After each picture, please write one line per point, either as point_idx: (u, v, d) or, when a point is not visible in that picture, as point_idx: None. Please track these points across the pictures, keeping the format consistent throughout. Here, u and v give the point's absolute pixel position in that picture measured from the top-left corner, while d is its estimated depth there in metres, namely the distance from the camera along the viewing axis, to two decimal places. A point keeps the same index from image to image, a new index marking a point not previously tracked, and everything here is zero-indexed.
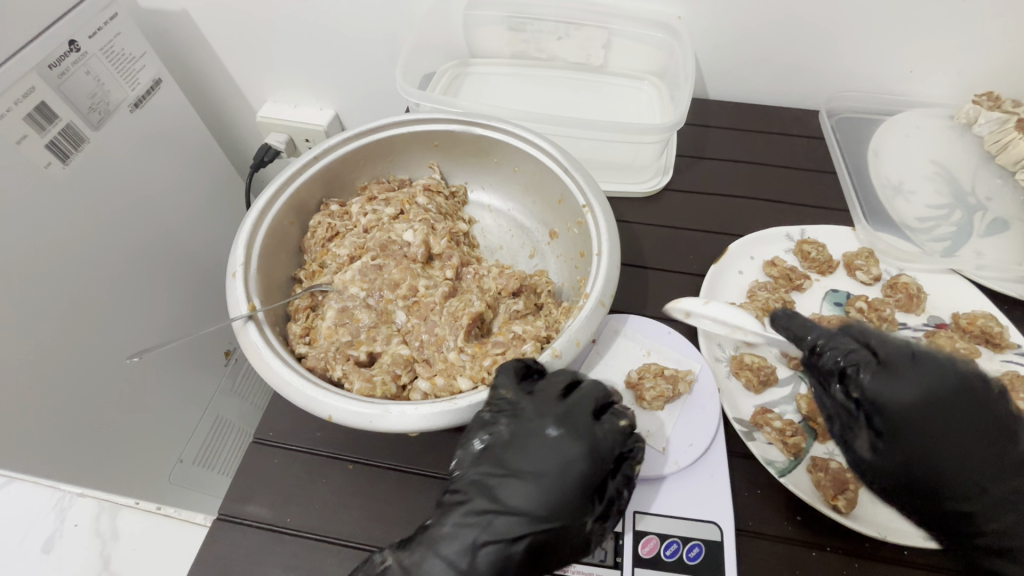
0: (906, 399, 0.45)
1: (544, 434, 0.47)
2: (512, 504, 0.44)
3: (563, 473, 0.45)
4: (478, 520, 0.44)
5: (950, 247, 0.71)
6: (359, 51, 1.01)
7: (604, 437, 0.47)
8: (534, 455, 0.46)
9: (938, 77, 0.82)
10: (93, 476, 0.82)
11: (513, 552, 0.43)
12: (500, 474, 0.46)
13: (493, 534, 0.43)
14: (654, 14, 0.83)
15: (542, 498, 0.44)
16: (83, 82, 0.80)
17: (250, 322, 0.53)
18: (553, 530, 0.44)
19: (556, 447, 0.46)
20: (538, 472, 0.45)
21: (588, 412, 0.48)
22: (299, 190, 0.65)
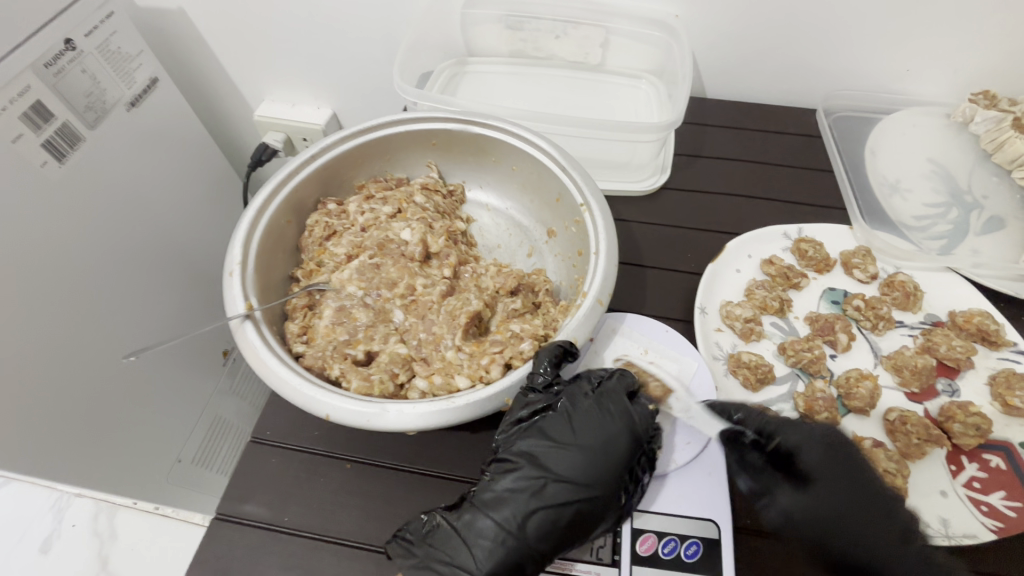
0: (813, 462, 0.49)
1: (591, 410, 0.48)
2: (561, 472, 0.45)
3: (608, 446, 0.46)
4: (527, 487, 0.45)
5: (946, 246, 0.71)
6: (356, 50, 1.01)
7: (641, 416, 0.49)
8: (582, 429, 0.47)
9: (935, 76, 0.82)
10: (90, 476, 0.82)
11: (562, 518, 0.44)
12: (548, 445, 0.47)
13: (541, 501, 0.45)
14: (651, 13, 0.83)
15: (590, 469, 0.46)
16: (79, 81, 0.80)
17: (247, 321, 0.53)
18: (598, 499, 0.45)
19: (602, 422, 0.48)
20: (586, 444, 0.46)
21: (621, 392, 0.50)
22: (297, 189, 0.65)
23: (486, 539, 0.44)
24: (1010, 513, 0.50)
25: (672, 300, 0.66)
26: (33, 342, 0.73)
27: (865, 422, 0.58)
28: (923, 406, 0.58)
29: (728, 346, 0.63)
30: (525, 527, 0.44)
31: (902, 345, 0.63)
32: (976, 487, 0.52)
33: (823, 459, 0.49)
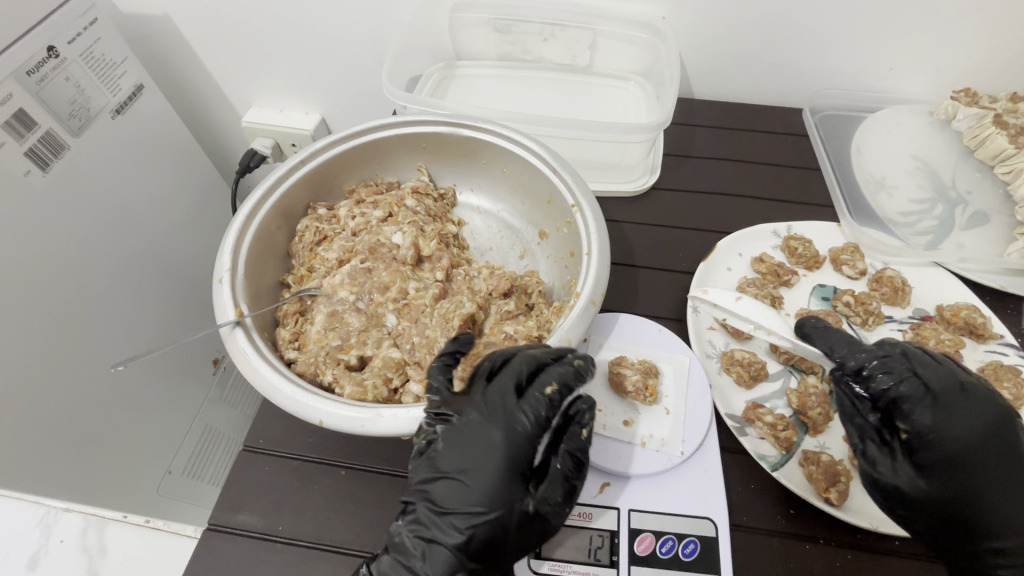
0: (961, 431, 0.47)
1: (472, 427, 0.47)
2: (449, 505, 0.44)
3: (486, 463, 0.45)
4: (424, 526, 0.45)
5: (932, 241, 0.72)
6: (344, 54, 1.01)
7: (528, 411, 0.46)
8: (464, 451, 0.46)
9: (918, 74, 0.84)
10: (75, 489, 0.80)
11: (465, 546, 0.43)
12: (435, 477, 0.46)
13: (440, 536, 0.44)
14: (638, 15, 0.84)
15: (479, 488, 0.44)
16: (62, 89, 0.79)
17: (238, 328, 0.52)
18: (495, 517, 0.44)
19: (479, 437, 0.46)
20: (466, 466, 0.45)
21: (499, 395, 0.47)
22: (286, 194, 0.64)
23: None
24: None
25: (665, 298, 0.67)
26: (17, 353, 0.72)
27: None
28: None
29: (721, 344, 0.63)
30: (432, 565, 0.43)
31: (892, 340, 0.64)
32: None
33: (974, 423, 0.48)
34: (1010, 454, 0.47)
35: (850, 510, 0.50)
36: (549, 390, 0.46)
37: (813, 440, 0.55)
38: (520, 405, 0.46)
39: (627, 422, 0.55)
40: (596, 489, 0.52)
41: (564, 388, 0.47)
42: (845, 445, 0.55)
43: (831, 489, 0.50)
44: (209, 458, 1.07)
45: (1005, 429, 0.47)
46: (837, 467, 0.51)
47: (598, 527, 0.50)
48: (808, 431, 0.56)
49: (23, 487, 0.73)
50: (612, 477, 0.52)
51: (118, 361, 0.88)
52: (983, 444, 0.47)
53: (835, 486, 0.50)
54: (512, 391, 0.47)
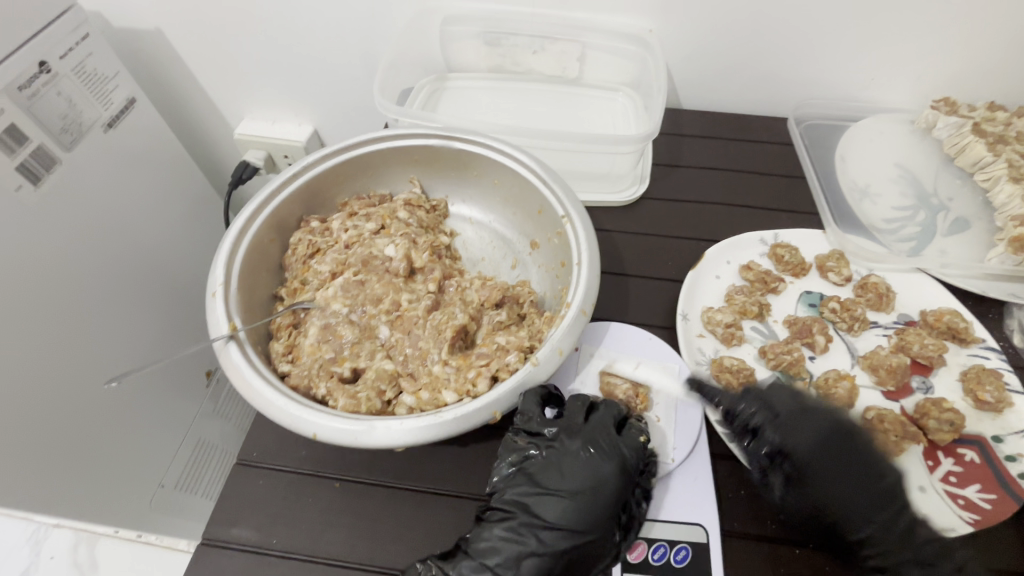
0: (806, 446, 0.51)
1: (581, 454, 0.49)
2: (552, 519, 0.46)
3: (595, 488, 0.47)
4: (521, 538, 0.46)
5: (915, 247, 0.74)
6: (336, 67, 1.02)
7: (632, 442, 0.51)
8: (572, 472, 0.48)
9: (899, 84, 0.86)
10: (66, 505, 0.79)
11: (555, 561, 0.45)
12: (534, 492, 0.48)
13: (534, 548, 0.45)
14: (625, 28, 0.85)
15: (585, 508, 0.46)
16: (54, 103, 0.79)
17: (231, 342, 0.53)
18: (590, 541, 0.46)
19: (597, 463, 0.49)
20: (576, 487, 0.47)
21: (608, 427, 0.52)
22: (279, 207, 0.65)
23: None
24: (986, 506, 0.52)
25: (656, 307, 0.67)
26: (10, 369, 0.72)
27: None
28: (899, 404, 0.60)
29: (711, 351, 0.64)
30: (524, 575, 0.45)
31: (877, 345, 0.65)
32: (953, 482, 0.54)
33: (812, 437, 0.51)
34: (860, 460, 0.50)
35: None
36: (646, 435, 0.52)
37: None
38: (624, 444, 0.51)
39: None
40: None
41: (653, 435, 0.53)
42: None
43: None
44: (202, 471, 1.07)
45: (844, 437, 0.51)
46: None
47: None
48: None
49: (15, 504, 0.72)
50: None
51: (112, 376, 0.88)
52: (821, 455, 0.50)
53: None
54: (613, 429, 0.52)
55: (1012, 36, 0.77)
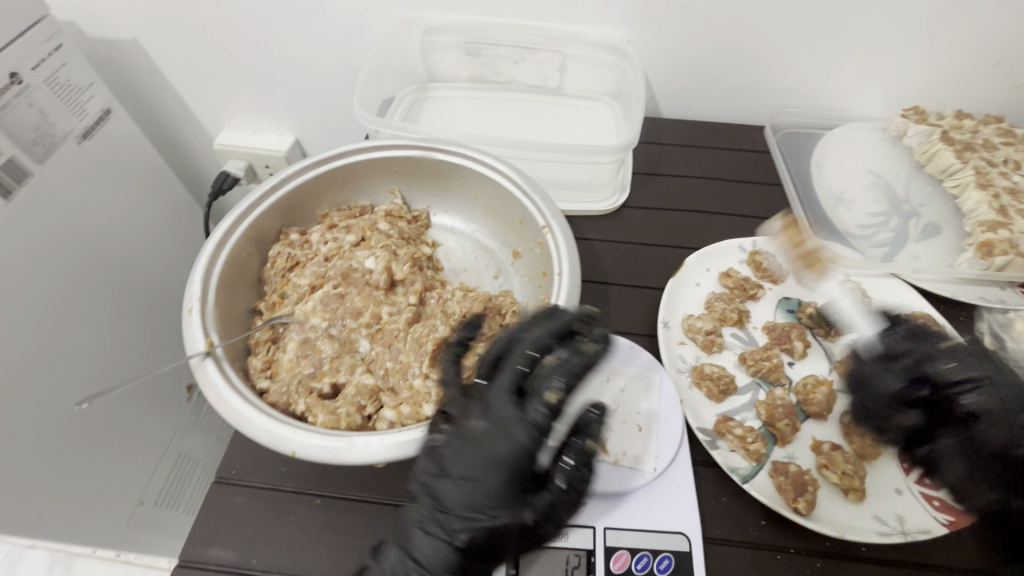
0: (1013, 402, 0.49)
1: (478, 430, 0.47)
2: (454, 502, 0.46)
3: (492, 468, 0.46)
4: (428, 521, 0.46)
5: (889, 252, 0.75)
6: (317, 76, 1.01)
7: (531, 418, 0.46)
8: (469, 456, 0.46)
9: (871, 93, 0.88)
10: (41, 526, 0.77)
11: (463, 543, 0.46)
12: (437, 475, 0.47)
13: (441, 531, 0.46)
14: (604, 38, 0.86)
15: (483, 491, 0.46)
16: (26, 115, 0.78)
17: (208, 358, 0.52)
18: (494, 520, 0.45)
19: (492, 443, 0.46)
20: (470, 471, 0.46)
21: (509, 396, 0.47)
22: (258, 220, 0.64)
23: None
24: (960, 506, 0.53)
25: (637, 315, 0.68)
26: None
27: (823, 426, 0.59)
28: None
29: (692, 359, 0.64)
30: (435, 560, 0.45)
31: (854, 350, 0.66)
32: (928, 483, 0.55)
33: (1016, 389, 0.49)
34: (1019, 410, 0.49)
35: (819, 517, 0.52)
36: (551, 397, 0.46)
37: (782, 451, 0.57)
38: (525, 413, 0.46)
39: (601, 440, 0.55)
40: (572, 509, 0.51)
41: (567, 393, 0.46)
42: (812, 454, 0.57)
43: (799, 499, 0.51)
44: (184, 487, 1.05)
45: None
46: (805, 477, 0.53)
47: (574, 546, 0.49)
48: (777, 441, 0.57)
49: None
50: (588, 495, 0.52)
51: (81, 399, 0.85)
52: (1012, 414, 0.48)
53: (803, 496, 0.52)
54: (515, 397, 0.47)
55: (975, 46, 0.80)
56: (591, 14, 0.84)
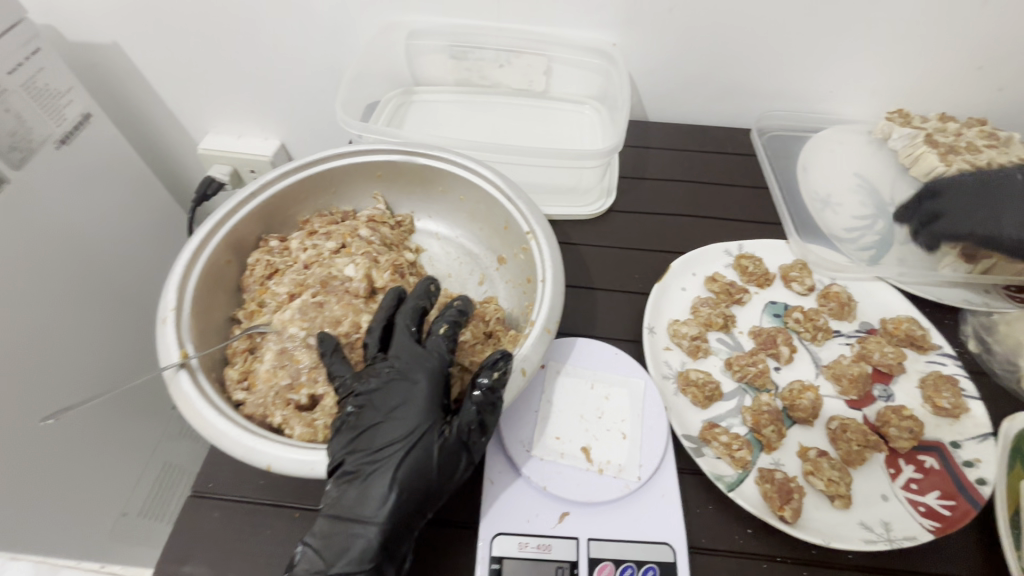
0: None
1: (387, 377, 0.52)
2: (377, 445, 0.48)
3: (406, 401, 0.50)
4: (358, 475, 0.47)
5: (875, 255, 0.75)
6: (301, 80, 1.00)
7: (433, 351, 0.54)
8: (385, 398, 0.50)
9: (856, 96, 0.88)
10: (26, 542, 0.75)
11: (394, 483, 0.46)
12: (356, 432, 0.49)
13: (372, 478, 0.47)
14: (590, 42, 0.86)
15: (402, 426, 0.49)
16: (2, 120, 0.76)
17: (182, 370, 0.50)
18: (418, 447, 0.48)
19: (404, 378, 0.51)
20: (391, 407, 0.50)
21: (408, 343, 0.54)
22: (237, 227, 0.63)
23: (337, 541, 0.45)
24: (946, 512, 0.52)
25: (623, 321, 0.67)
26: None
27: (809, 432, 0.59)
28: (861, 412, 0.60)
29: (678, 365, 0.64)
30: (370, 505, 0.46)
31: (840, 354, 0.66)
32: (913, 489, 0.55)
33: None
34: None
35: (805, 526, 0.52)
36: (441, 329, 0.55)
37: (768, 458, 0.56)
38: (424, 350, 0.54)
39: (585, 448, 0.54)
40: (555, 520, 0.50)
41: (454, 326, 0.55)
42: (799, 460, 0.56)
43: (785, 507, 0.51)
44: (168, 498, 1.03)
45: None
46: (790, 484, 0.53)
47: (557, 559, 0.48)
48: (763, 448, 0.57)
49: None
50: (571, 506, 0.51)
51: (47, 414, 0.80)
52: None
53: (789, 504, 0.51)
54: (413, 342, 0.54)
55: (958, 50, 0.80)
56: (576, 18, 0.83)
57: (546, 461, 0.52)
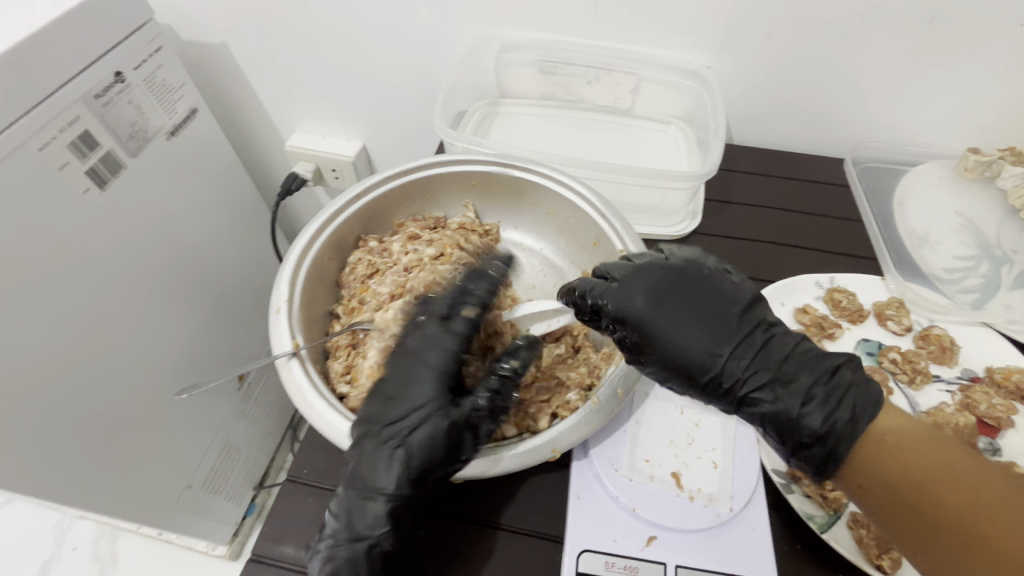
0: None
1: (402, 360, 0.53)
2: (392, 420, 0.50)
3: (417, 382, 0.51)
4: (366, 451, 0.48)
5: (979, 299, 0.72)
6: (390, 87, 1.04)
7: (451, 332, 0.54)
8: (402, 371, 0.52)
9: (960, 130, 0.84)
10: (88, 497, 0.81)
11: (406, 455, 0.48)
12: (375, 404, 0.51)
13: (384, 451, 0.48)
14: (683, 63, 0.86)
15: (405, 405, 0.50)
16: (125, 111, 0.83)
17: (294, 359, 0.53)
18: (429, 422, 0.49)
19: (417, 358, 0.53)
20: (409, 381, 0.52)
21: (428, 322, 0.55)
22: (340, 227, 0.67)
23: (355, 507, 0.48)
24: None
25: None
26: (35, 371, 0.70)
27: None
28: None
29: None
30: (383, 473, 0.48)
31: (940, 401, 0.63)
32: None
33: None
34: None
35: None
36: (468, 311, 0.56)
37: None
38: (443, 329, 0.54)
39: (675, 474, 0.53)
40: (642, 542, 0.50)
41: (483, 309, 0.57)
42: None
43: (883, 557, 0.49)
44: (226, 475, 1.12)
45: None
46: None
47: None
48: None
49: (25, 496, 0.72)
50: (659, 530, 0.50)
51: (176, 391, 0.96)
52: None
53: (887, 553, 0.49)
54: (434, 322, 0.55)
55: None
56: (671, 38, 0.83)
57: (635, 482, 0.52)
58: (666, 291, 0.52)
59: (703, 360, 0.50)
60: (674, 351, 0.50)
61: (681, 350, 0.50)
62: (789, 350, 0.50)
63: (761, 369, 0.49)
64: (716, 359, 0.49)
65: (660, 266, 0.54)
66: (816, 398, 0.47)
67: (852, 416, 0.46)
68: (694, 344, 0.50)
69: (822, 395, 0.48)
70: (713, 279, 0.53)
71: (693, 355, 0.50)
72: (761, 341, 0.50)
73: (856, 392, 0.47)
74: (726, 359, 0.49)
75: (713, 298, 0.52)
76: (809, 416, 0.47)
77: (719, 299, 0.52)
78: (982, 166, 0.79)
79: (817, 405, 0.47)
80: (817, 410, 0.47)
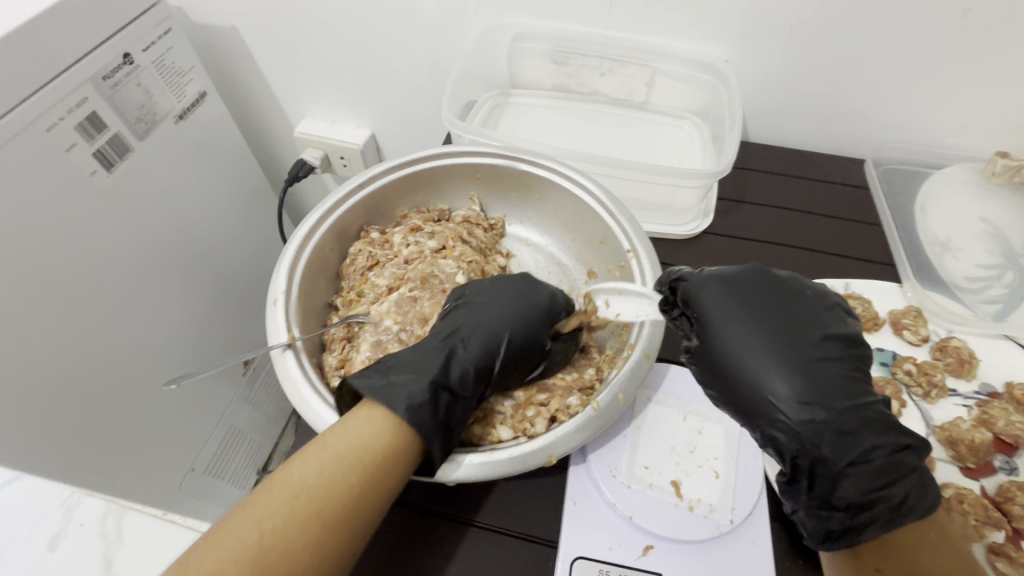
0: None
1: (514, 284, 0.59)
2: (491, 321, 0.54)
3: (521, 304, 0.57)
4: (464, 331, 0.53)
5: (1000, 311, 0.69)
6: (400, 74, 1.02)
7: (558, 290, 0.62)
8: (514, 289, 0.58)
9: (989, 133, 0.80)
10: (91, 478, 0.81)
11: (497, 351, 0.53)
12: (476, 306, 0.56)
13: (480, 338, 0.53)
14: (700, 56, 0.83)
15: (514, 315, 0.55)
16: (133, 93, 0.82)
17: (288, 351, 0.53)
18: (522, 338, 0.54)
19: (530, 286, 0.59)
20: (517, 300, 0.57)
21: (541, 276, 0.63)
22: (343, 216, 0.65)
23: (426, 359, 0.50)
24: None
25: None
26: (37, 352, 0.70)
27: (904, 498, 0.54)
28: (980, 482, 0.56)
29: None
30: (471, 350, 0.52)
31: (956, 415, 0.61)
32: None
33: None
34: None
35: None
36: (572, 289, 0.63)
37: None
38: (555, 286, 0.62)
39: (675, 482, 0.52)
40: (637, 552, 0.48)
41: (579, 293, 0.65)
42: None
43: None
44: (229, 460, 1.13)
45: None
46: None
47: None
48: None
49: None
50: (656, 539, 0.49)
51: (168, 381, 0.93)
52: None
53: None
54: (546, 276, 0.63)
55: None
56: (689, 30, 0.80)
57: (634, 489, 0.51)
58: (737, 299, 0.49)
59: (752, 370, 0.46)
60: (728, 357, 0.47)
61: (732, 354, 0.47)
62: (861, 407, 0.45)
63: (819, 406, 0.44)
64: (775, 382, 0.45)
65: (747, 278, 0.51)
66: (865, 466, 0.43)
67: (896, 502, 0.42)
68: (755, 352, 0.47)
69: (868, 465, 0.43)
70: (815, 307, 0.49)
71: (747, 367, 0.46)
72: (832, 380, 0.45)
73: (916, 483, 0.43)
74: (781, 384, 0.45)
75: (807, 323, 0.48)
76: (848, 482, 0.44)
77: (801, 330, 0.48)
78: (1011, 171, 0.75)
79: (861, 476, 0.43)
80: (855, 482, 0.43)
